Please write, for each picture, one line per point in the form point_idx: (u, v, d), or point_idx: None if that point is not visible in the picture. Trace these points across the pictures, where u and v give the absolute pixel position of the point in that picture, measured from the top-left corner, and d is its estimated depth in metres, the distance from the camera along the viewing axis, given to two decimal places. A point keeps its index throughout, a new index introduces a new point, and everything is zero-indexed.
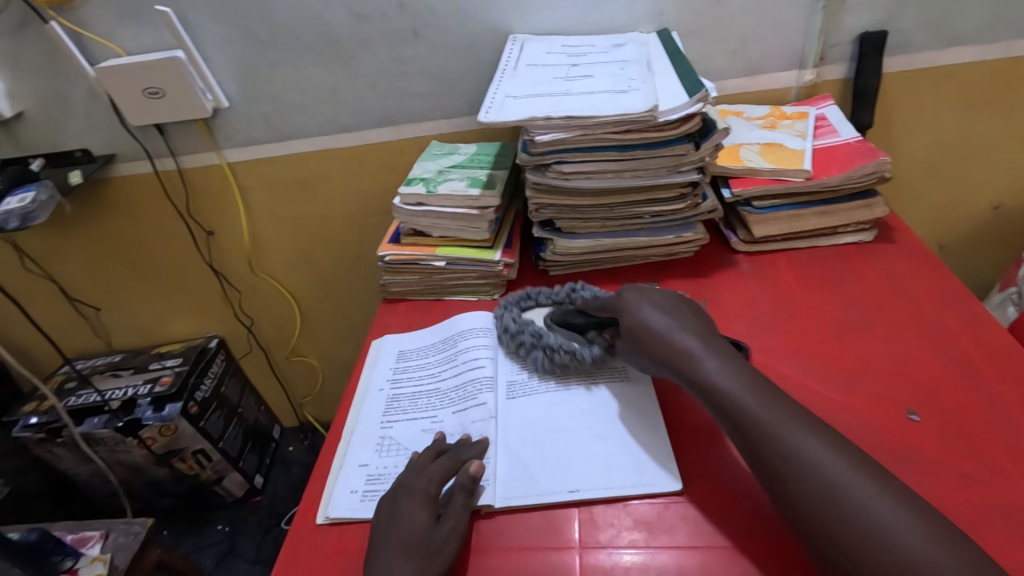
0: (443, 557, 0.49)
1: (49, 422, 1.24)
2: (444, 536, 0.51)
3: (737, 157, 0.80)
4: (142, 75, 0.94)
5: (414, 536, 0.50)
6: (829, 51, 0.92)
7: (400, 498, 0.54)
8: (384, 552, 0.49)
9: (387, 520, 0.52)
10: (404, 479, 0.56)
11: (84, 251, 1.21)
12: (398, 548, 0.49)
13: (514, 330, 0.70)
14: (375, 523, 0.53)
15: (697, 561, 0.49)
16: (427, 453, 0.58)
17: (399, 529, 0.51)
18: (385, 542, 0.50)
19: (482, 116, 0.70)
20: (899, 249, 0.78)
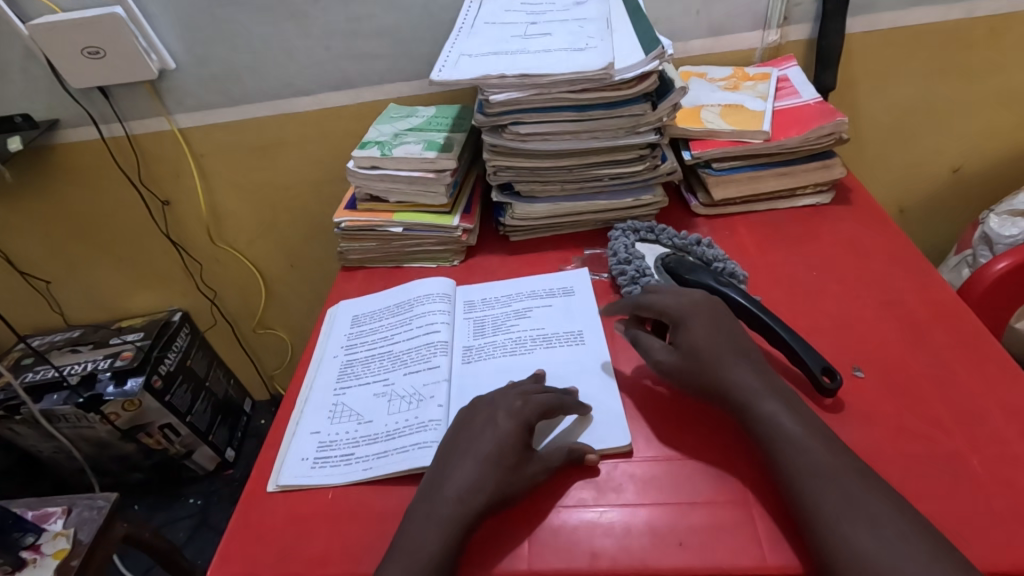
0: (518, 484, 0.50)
1: (6, 399, 1.21)
2: (531, 471, 0.51)
3: (697, 119, 0.79)
4: (80, 34, 0.89)
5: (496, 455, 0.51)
6: (793, 11, 0.90)
7: (499, 413, 0.54)
8: (456, 465, 0.51)
9: (476, 433, 0.53)
10: (462, 430, 0.54)
11: (34, 222, 1.16)
12: (476, 463, 0.51)
13: (622, 258, 0.71)
14: (466, 429, 0.54)
15: (645, 516, 0.50)
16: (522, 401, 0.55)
17: (489, 446, 0.51)
18: (465, 453, 0.52)
19: (434, 75, 0.68)
20: (855, 211, 0.78)
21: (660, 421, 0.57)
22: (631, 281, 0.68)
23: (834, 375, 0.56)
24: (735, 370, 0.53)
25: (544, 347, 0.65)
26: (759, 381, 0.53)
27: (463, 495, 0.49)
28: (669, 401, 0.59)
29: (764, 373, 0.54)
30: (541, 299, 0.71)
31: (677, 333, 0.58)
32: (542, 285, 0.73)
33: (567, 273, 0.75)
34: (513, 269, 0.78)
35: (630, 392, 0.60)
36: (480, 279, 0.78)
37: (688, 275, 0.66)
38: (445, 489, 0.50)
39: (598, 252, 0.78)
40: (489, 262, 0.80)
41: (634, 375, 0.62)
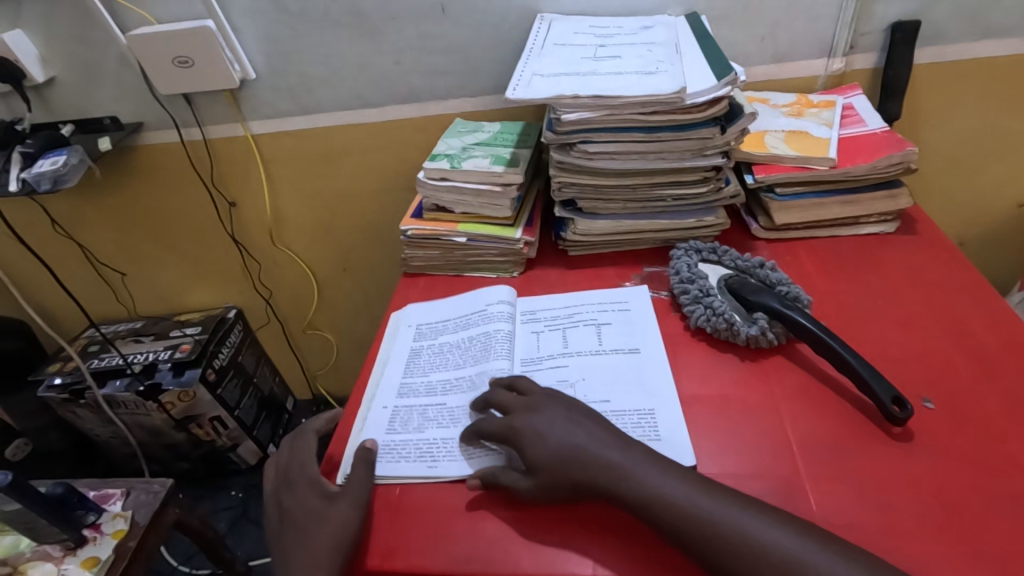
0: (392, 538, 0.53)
1: (73, 382, 1.27)
2: (332, 519, 0.55)
3: (761, 144, 0.80)
4: (172, 44, 0.95)
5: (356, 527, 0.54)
6: (859, 40, 0.91)
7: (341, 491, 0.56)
8: (309, 548, 0.54)
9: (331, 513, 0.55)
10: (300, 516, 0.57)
11: (110, 217, 1.23)
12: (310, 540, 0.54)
13: (684, 278, 0.72)
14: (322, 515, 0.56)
15: None
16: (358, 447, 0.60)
17: (304, 519, 0.56)
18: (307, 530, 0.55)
19: (509, 93, 0.70)
20: (921, 242, 0.77)
21: (724, 441, 0.57)
22: (694, 300, 0.69)
23: (905, 404, 0.56)
24: (608, 452, 0.52)
25: (604, 361, 0.66)
26: (650, 464, 0.51)
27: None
28: (732, 422, 0.59)
29: (629, 449, 0.53)
30: (601, 314, 0.73)
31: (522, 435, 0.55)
32: (600, 299, 0.75)
33: (626, 289, 0.76)
34: (572, 283, 0.80)
35: (693, 409, 0.61)
36: (539, 291, 0.80)
37: (752, 295, 0.67)
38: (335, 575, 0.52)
39: (657, 270, 0.79)
40: (547, 275, 0.82)
41: (696, 393, 0.62)
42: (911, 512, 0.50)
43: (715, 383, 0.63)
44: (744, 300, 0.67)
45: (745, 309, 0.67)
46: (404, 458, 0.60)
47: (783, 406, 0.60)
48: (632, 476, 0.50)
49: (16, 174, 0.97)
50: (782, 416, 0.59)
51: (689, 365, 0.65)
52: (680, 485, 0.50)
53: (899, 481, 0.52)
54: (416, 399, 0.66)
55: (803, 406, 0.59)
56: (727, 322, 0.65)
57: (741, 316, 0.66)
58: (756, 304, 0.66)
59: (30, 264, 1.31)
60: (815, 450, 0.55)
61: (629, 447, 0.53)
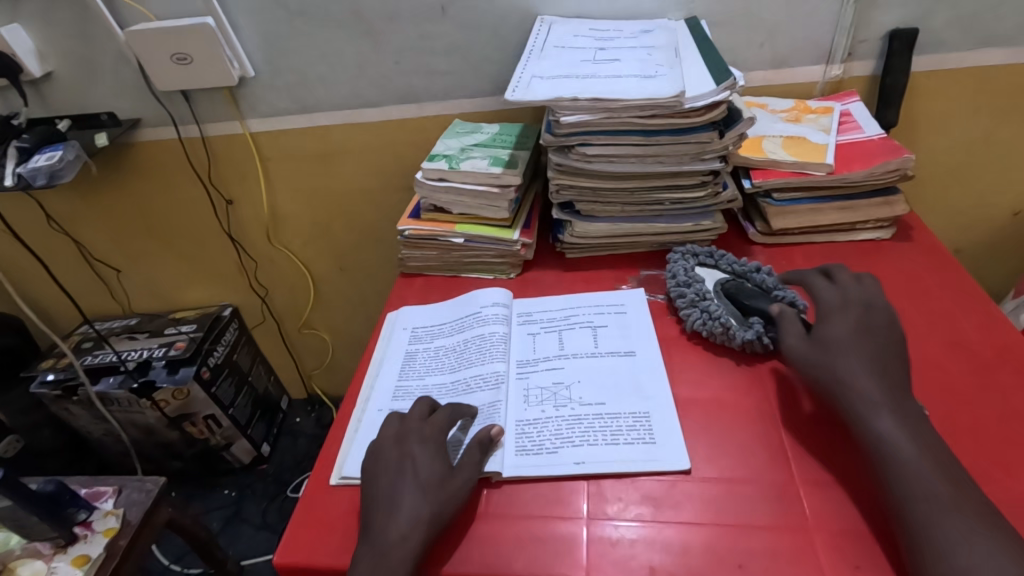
0: (453, 505, 0.53)
1: (66, 379, 1.26)
2: (455, 482, 0.54)
3: (759, 149, 0.80)
4: (172, 41, 0.95)
5: (431, 482, 0.53)
6: (857, 47, 0.91)
7: (409, 444, 0.56)
8: (406, 505, 0.52)
9: (398, 465, 0.55)
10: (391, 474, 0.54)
11: (107, 213, 1.23)
12: (415, 496, 0.52)
13: (681, 282, 0.72)
14: (381, 465, 0.55)
15: (702, 537, 0.51)
16: (422, 405, 0.61)
17: (411, 475, 0.54)
18: (400, 488, 0.53)
19: (508, 94, 0.71)
20: (916, 248, 0.78)
21: (719, 445, 0.57)
22: (691, 304, 0.69)
23: None
24: (846, 342, 0.57)
25: (599, 363, 0.66)
26: (854, 352, 0.56)
27: (414, 530, 0.50)
28: (727, 427, 0.59)
29: (862, 343, 0.56)
30: (598, 316, 0.73)
31: (813, 328, 0.60)
32: (597, 302, 0.75)
33: (623, 292, 0.76)
34: (568, 285, 0.80)
35: (687, 414, 0.61)
36: (535, 293, 0.80)
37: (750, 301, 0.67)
38: (395, 523, 0.51)
39: (653, 274, 0.80)
40: (544, 277, 0.82)
41: (689, 397, 0.62)
42: None
43: (710, 387, 0.63)
44: (740, 302, 0.68)
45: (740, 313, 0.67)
46: (521, 448, 0.58)
47: (777, 411, 0.60)
48: (833, 362, 0.56)
49: (12, 169, 0.97)
50: (775, 421, 0.59)
51: (684, 369, 0.66)
52: (872, 381, 0.54)
53: None
54: (413, 402, 0.65)
55: (799, 412, 0.59)
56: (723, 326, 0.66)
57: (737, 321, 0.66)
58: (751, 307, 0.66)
59: (24, 259, 1.30)
60: (810, 456, 0.55)
61: (870, 332, 0.57)
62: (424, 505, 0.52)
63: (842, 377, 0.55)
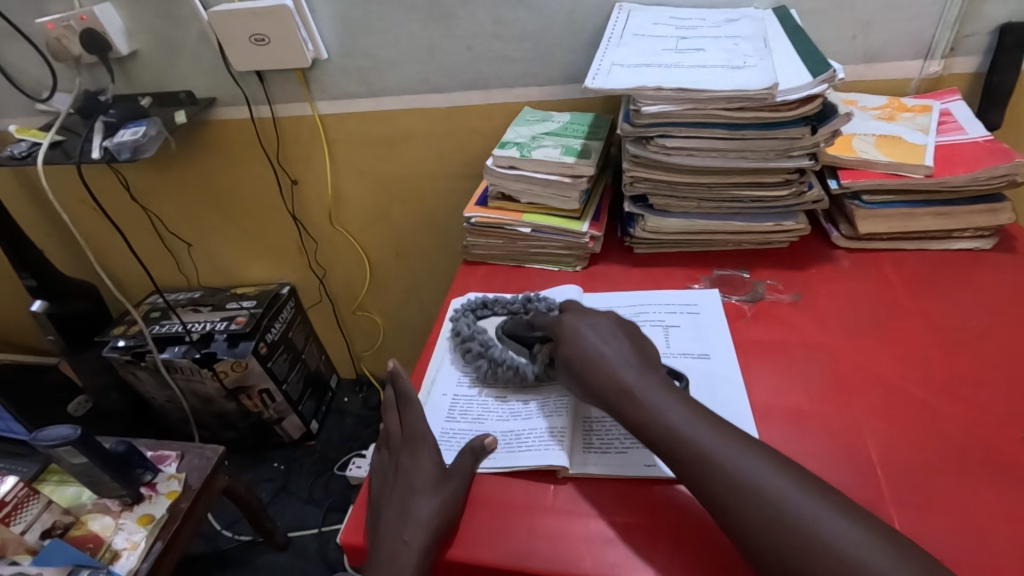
0: (448, 514, 0.53)
1: (135, 346, 1.32)
2: (451, 488, 0.54)
3: (849, 147, 0.75)
4: (251, 21, 0.97)
5: (425, 486, 0.54)
6: (961, 42, 0.85)
7: (402, 455, 0.58)
8: (411, 517, 0.53)
9: (396, 477, 0.56)
10: (398, 485, 0.56)
11: (180, 189, 1.27)
12: (418, 509, 0.53)
13: (464, 337, 0.69)
14: (383, 483, 0.57)
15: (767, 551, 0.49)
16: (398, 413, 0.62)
17: (410, 485, 0.55)
18: (406, 498, 0.54)
19: (588, 81, 0.69)
20: (1020, 261, 0.72)
21: (803, 456, 0.55)
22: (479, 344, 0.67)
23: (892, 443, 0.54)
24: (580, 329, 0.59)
25: (671, 363, 0.64)
26: (617, 353, 0.56)
27: (415, 534, 0.51)
28: (809, 439, 0.56)
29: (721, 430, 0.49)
30: (669, 316, 0.70)
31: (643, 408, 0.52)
32: (667, 300, 0.73)
33: (696, 291, 0.73)
34: (636, 281, 0.78)
35: (765, 422, 0.58)
36: (602, 288, 0.78)
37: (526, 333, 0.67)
38: (398, 533, 0.52)
39: (726, 275, 0.76)
40: (611, 272, 0.80)
41: (768, 405, 0.59)
42: (1010, 552, 0.46)
43: (790, 396, 0.60)
44: (522, 337, 0.67)
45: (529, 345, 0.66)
46: (589, 446, 0.58)
47: (864, 426, 0.57)
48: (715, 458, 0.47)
49: (99, 142, 1.02)
50: (860, 435, 0.56)
51: (762, 375, 0.63)
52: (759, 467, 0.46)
53: (997, 518, 0.48)
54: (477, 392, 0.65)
55: (888, 429, 0.56)
56: (514, 365, 0.64)
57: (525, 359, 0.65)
58: (535, 329, 0.66)
59: (103, 230, 1.37)
60: (902, 475, 0.52)
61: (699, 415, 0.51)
62: (423, 512, 0.52)
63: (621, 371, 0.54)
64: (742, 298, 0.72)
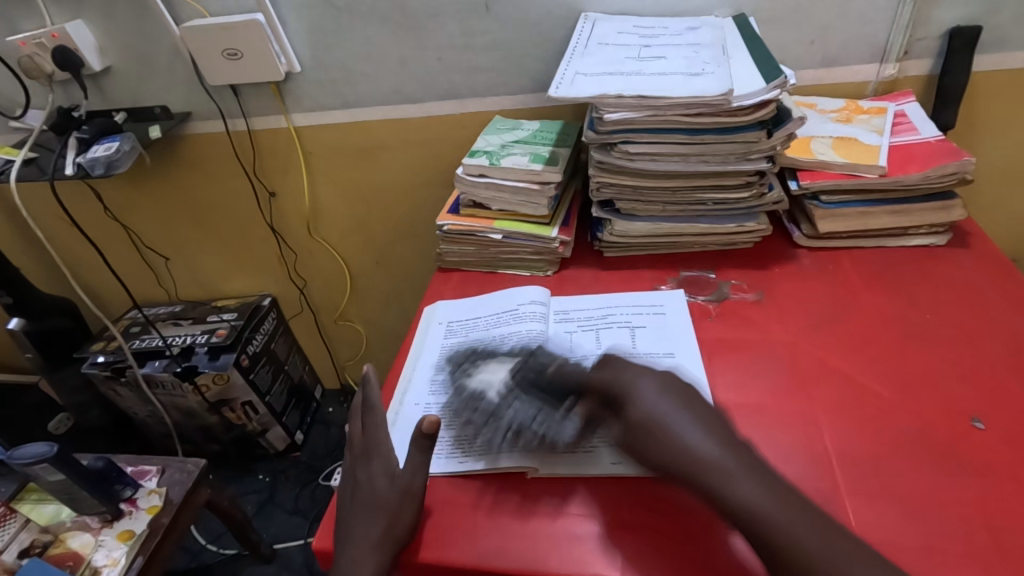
0: (403, 519, 0.54)
1: (115, 361, 1.32)
2: (393, 493, 0.55)
3: (807, 150, 0.78)
4: (223, 36, 0.98)
5: (376, 500, 0.55)
6: (914, 46, 0.88)
7: (358, 467, 0.59)
8: (365, 530, 0.54)
9: (353, 490, 0.57)
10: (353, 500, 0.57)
11: (157, 203, 1.27)
12: (370, 521, 0.54)
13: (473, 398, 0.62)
14: (342, 496, 0.58)
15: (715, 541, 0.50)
16: (359, 419, 0.62)
17: (363, 497, 0.56)
18: (360, 512, 0.55)
19: (552, 91, 0.70)
20: (973, 256, 0.75)
21: (763, 450, 0.56)
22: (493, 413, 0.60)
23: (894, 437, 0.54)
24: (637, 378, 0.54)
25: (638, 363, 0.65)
26: (686, 416, 0.50)
27: (367, 553, 0.53)
28: (769, 433, 0.58)
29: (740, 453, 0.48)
30: (636, 317, 0.72)
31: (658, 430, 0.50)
32: (635, 302, 0.74)
33: (662, 293, 0.75)
34: (606, 284, 0.80)
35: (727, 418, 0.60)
36: (573, 291, 0.79)
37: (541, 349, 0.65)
38: (356, 547, 0.53)
39: (693, 276, 0.78)
40: (582, 276, 0.82)
41: (731, 401, 0.61)
42: (955, 537, 0.48)
43: (752, 392, 0.62)
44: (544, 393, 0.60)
45: (550, 400, 0.60)
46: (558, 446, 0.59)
47: (821, 419, 0.58)
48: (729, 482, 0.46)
49: (73, 158, 1.02)
50: (817, 428, 0.58)
51: (725, 373, 0.64)
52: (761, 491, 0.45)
53: (945, 503, 0.50)
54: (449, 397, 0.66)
55: (844, 421, 0.58)
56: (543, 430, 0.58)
57: (550, 414, 0.58)
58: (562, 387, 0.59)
59: (80, 246, 1.37)
60: (857, 465, 0.54)
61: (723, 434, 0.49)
62: (375, 525, 0.54)
63: (687, 440, 0.48)
64: (707, 298, 0.74)
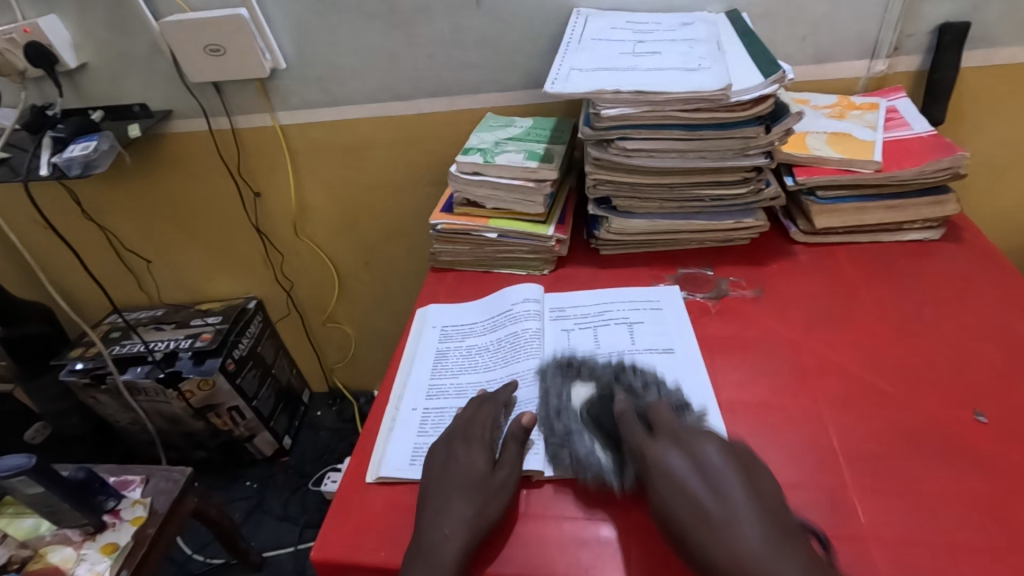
0: (497, 505, 0.52)
1: (94, 367, 1.27)
2: (500, 477, 0.53)
3: (803, 145, 0.78)
4: (204, 31, 0.95)
5: (472, 480, 0.53)
6: (905, 41, 0.88)
7: (455, 443, 0.56)
8: (451, 509, 0.51)
9: (443, 467, 0.54)
10: (439, 475, 0.54)
11: (136, 203, 1.23)
12: (460, 499, 0.51)
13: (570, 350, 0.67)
14: (429, 469, 0.55)
15: None
16: (470, 401, 0.61)
17: (456, 477, 0.53)
18: (449, 490, 0.52)
19: (548, 86, 0.69)
20: (967, 250, 0.75)
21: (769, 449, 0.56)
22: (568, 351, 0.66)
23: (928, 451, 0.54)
24: (694, 480, 0.47)
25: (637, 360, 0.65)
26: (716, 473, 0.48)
27: (458, 528, 0.49)
28: (774, 432, 0.57)
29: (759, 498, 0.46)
30: (635, 315, 0.71)
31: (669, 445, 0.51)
32: (631, 298, 0.74)
33: (660, 290, 0.74)
34: (603, 282, 0.79)
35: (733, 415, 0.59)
36: (569, 290, 0.78)
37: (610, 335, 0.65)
38: (439, 525, 0.50)
39: (691, 273, 0.78)
40: (578, 274, 0.81)
41: (734, 399, 0.61)
42: (965, 532, 0.48)
43: (755, 389, 0.61)
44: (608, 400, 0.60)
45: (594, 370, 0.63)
46: None
47: (826, 416, 0.58)
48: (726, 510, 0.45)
49: (47, 159, 0.98)
50: (823, 424, 0.57)
51: (730, 371, 0.64)
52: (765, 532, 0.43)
53: (952, 497, 0.50)
54: (447, 401, 0.64)
55: (849, 417, 0.58)
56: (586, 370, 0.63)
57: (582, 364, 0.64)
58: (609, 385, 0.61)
59: (55, 249, 1.32)
60: (863, 461, 0.54)
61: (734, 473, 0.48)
62: (465, 506, 0.51)
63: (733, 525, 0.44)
64: (706, 295, 0.74)
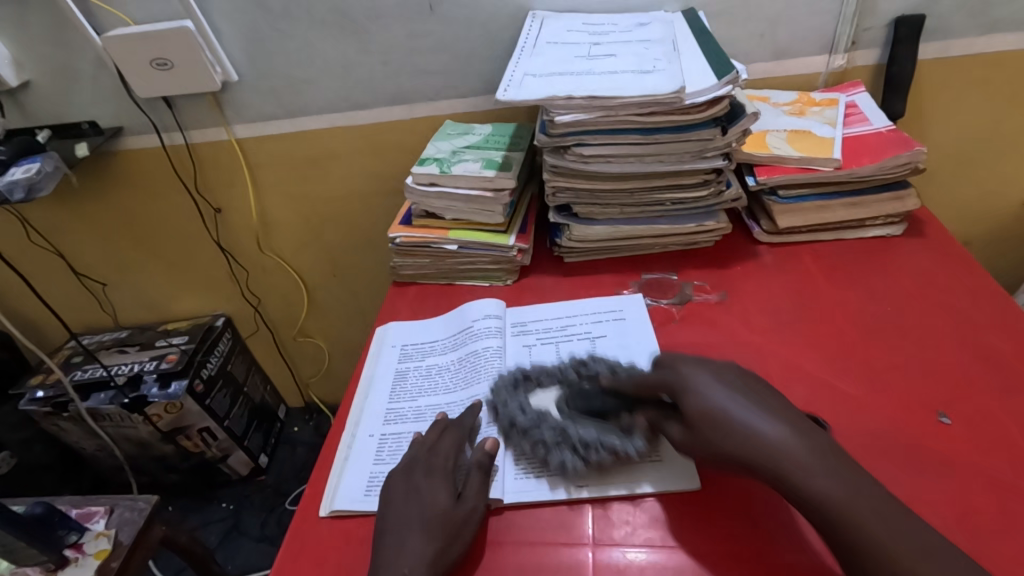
0: (458, 545, 0.49)
1: (55, 395, 1.23)
2: (464, 517, 0.50)
3: (763, 144, 0.77)
4: (149, 45, 0.91)
5: (434, 517, 0.50)
6: (861, 36, 0.88)
7: (418, 474, 0.54)
8: (408, 547, 0.48)
9: (404, 500, 0.52)
10: (400, 511, 0.51)
11: (91, 224, 1.19)
12: (419, 538, 0.49)
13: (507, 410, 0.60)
14: (387, 501, 0.53)
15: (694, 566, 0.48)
16: (433, 427, 0.58)
17: (417, 513, 0.51)
18: (407, 527, 0.50)
19: (500, 93, 0.67)
20: (929, 244, 0.75)
21: None
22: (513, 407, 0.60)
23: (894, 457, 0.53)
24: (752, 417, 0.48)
25: None
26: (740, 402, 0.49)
27: (417, 566, 0.47)
28: None
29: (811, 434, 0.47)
30: (601, 328, 0.69)
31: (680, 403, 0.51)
32: (593, 309, 0.73)
33: (623, 298, 0.73)
34: (569, 291, 0.77)
35: None
36: (532, 301, 0.77)
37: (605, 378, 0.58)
38: (396, 565, 0.47)
39: (656, 278, 0.77)
40: (543, 283, 0.79)
41: None
42: None
43: None
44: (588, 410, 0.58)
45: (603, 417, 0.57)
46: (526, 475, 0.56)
47: None
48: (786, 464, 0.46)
49: None
50: None
51: None
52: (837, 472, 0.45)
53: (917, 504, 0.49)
54: (405, 425, 0.62)
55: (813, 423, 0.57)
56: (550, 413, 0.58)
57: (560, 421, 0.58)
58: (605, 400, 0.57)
59: (8, 274, 1.27)
60: None
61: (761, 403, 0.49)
62: (424, 546, 0.48)
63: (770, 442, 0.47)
64: (670, 301, 0.73)
